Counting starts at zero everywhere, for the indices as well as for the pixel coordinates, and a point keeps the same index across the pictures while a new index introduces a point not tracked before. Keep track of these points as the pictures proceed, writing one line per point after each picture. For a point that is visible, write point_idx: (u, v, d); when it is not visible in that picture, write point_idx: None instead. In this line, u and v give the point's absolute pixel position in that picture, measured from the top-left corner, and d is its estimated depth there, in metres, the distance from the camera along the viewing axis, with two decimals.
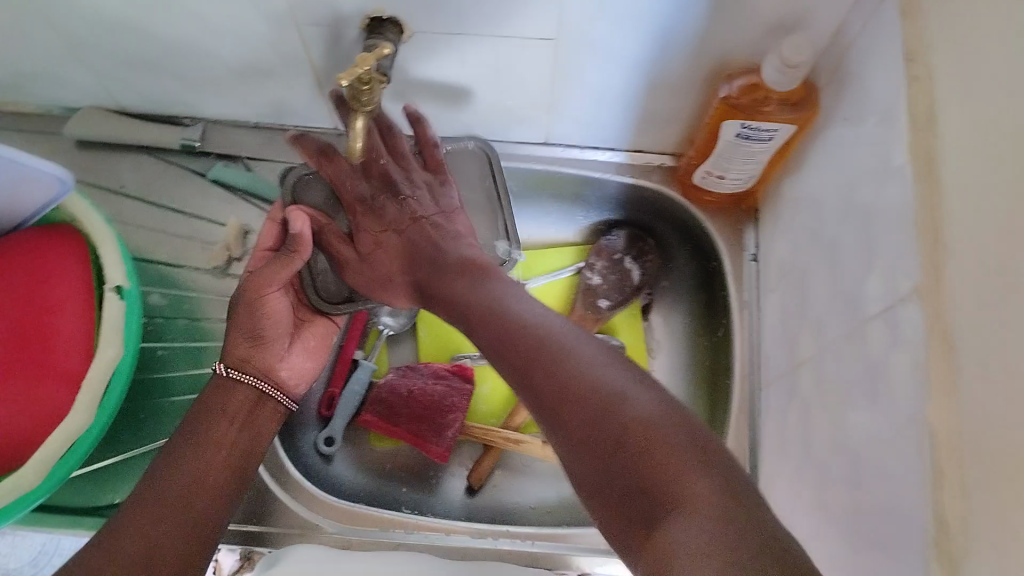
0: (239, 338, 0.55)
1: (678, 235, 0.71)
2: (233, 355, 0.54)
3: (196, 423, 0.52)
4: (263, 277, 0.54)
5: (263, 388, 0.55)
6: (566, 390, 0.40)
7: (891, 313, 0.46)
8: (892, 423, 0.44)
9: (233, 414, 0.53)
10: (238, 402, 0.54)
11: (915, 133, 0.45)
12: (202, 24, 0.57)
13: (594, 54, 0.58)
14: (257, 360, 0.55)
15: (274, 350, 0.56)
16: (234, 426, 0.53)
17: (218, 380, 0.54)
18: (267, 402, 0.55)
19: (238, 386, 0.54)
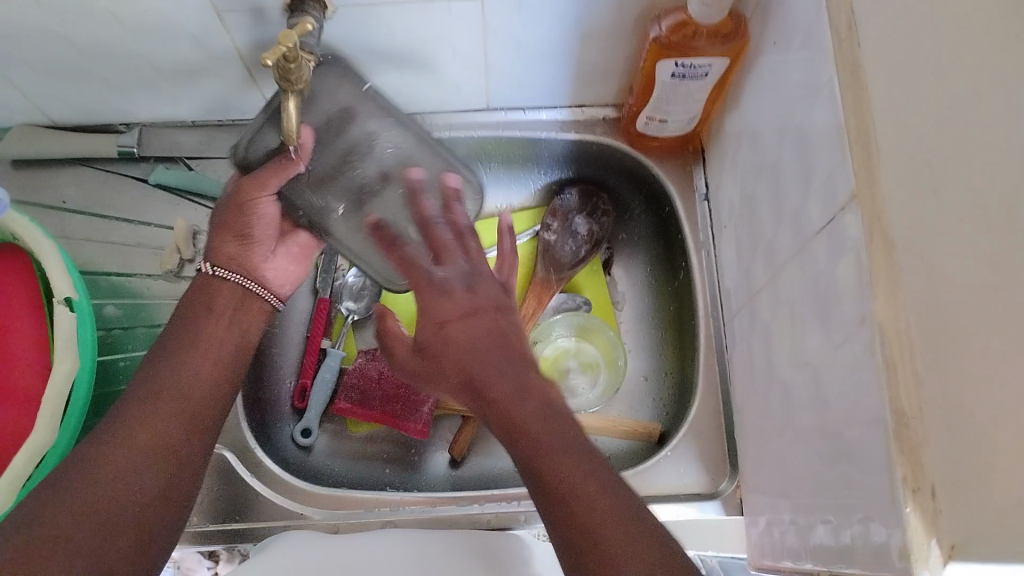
0: (228, 236, 0.58)
1: (629, 188, 0.74)
2: (221, 255, 0.58)
3: (184, 327, 0.53)
4: (252, 184, 0.57)
5: (250, 286, 0.58)
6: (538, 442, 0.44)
7: (833, 227, 0.43)
8: (841, 331, 0.42)
9: (217, 314, 0.55)
10: (219, 305, 0.56)
11: (839, 45, 0.43)
12: (120, 25, 0.56)
13: (520, 10, 0.57)
14: (245, 258, 0.59)
15: (260, 250, 0.60)
16: (217, 328, 0.54)
17: (202, 278, 0.57)
18: (253, 300, 0.58)
19: (224, 283, 0.57)
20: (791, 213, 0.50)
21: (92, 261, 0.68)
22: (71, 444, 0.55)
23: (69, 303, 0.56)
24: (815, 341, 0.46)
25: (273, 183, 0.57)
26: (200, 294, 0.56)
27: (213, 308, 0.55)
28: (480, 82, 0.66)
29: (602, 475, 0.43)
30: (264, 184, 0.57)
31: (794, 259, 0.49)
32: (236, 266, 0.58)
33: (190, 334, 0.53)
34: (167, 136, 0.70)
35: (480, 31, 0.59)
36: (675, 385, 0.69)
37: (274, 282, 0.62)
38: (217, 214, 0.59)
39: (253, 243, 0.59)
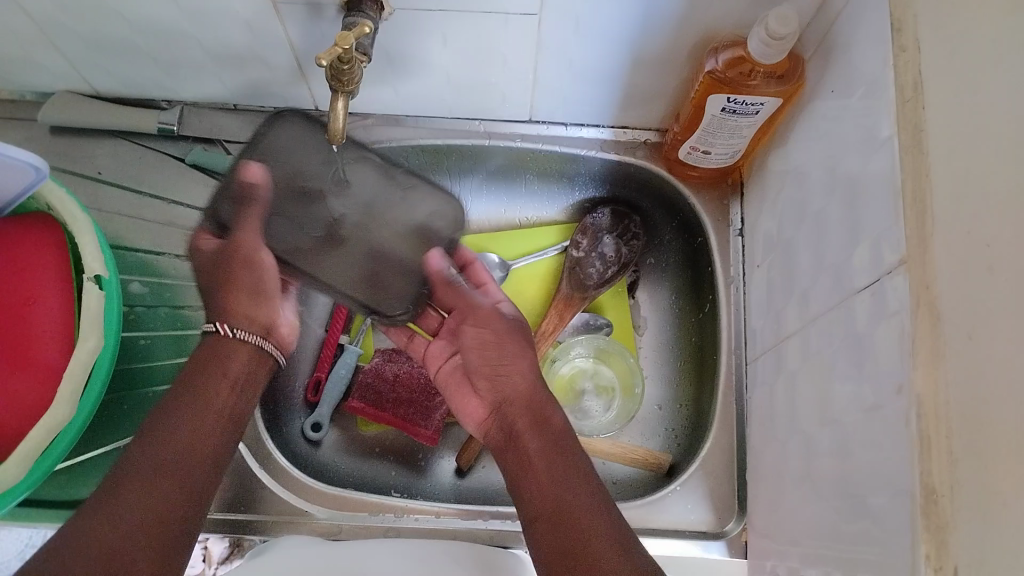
0: (240, 294, 0.56)
1: (663, 213, 0.73)
2: (237, 315, 0.56)
3: (189, 383, 0.51)
4: (249, 237, 0.55)
5: (266, 346, 0.57)
6: (559, 468, 0.50)
7: (878, 287, 0.42)
8: (876, 394, 0.41)
9: (230, 376, 0.53)
10: (231, 370, 0.54)
11: (902, 104, 0.42)
12: (175, 6, 0.56)
13: (576, 29, 0.56)
14: (259, 315, 0.58)
15: (272, 308, 0.59)
16: (225, 391, 0.53)
17: (218, 339, 0.55)
18: (270, 359, 0.57)
19: (242, 344, 0.55)
20: (832, 265, 0.49)
21: (123, 235, 0.68)
22: (88, 420, 0.56)
23: (97, 279, 0.57)
24: (845, 398, 0.45)
25: (254, 227, 0.56)
26: (213, 358, 0.54)
27: (226, 371, 0.54)
28: (526, 95, 0.66)
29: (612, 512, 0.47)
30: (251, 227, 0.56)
31: (830, 311, 0.49)
32: (249, 324, 0.57)
33: (195, 389, 0.51)
34: (208, 118, 0.70)
35: (533, 45, 0.59)
36: (690, 418, 0.69)
37: (283, 337, 0.61)
38: (207, 280, 0.57)
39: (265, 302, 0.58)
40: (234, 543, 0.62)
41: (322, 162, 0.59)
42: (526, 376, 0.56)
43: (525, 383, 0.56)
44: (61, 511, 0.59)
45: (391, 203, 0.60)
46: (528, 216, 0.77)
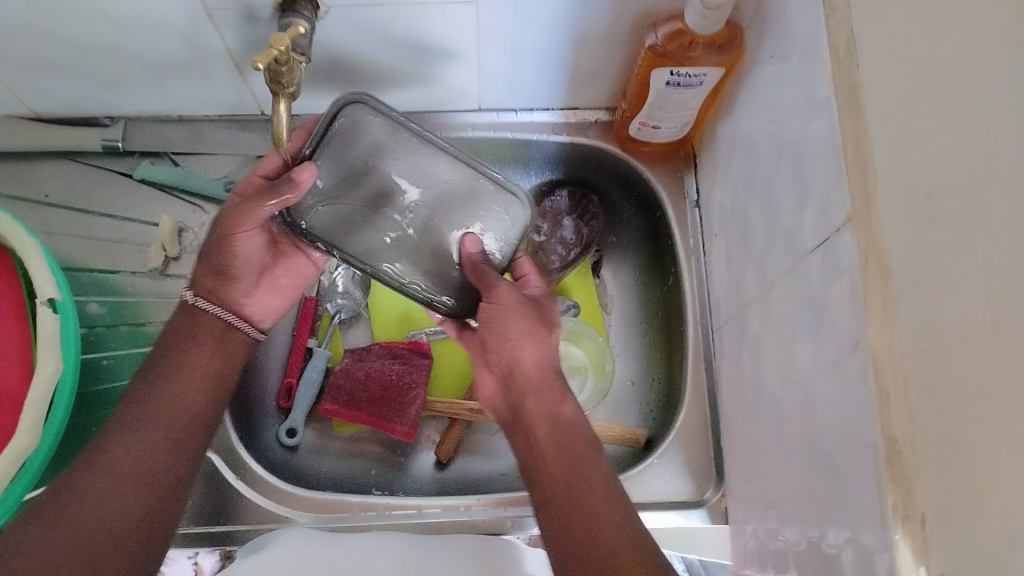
0: (206, 269, 0.56)
1: (620, 191, 0.74)
2: (202, 287, 0.56)
3: (170, 354, 0.53)
4: (232, 216, 0.53)
5: (230, 318, 0.56)
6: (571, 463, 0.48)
7: (829, 247, 0.43)
8: (835, 350, 0.42)
9: (205, 341, 0.55)
10: (203, 332, 0.55)
11: (838, 64, 0.43)
12: (105, 20, 0.55)
13: (516, 13, 0.56)
14: (226, 291, 0.57)
15: (243, 287, 0.57)
16: (207, 354, 0.54)
17: (185, 308, 0.56)
18: (236, 336, 0.57)
19: (206, 316, 0.55)
20: (784, 228, 0.50)
21: (76, 258, 0.67)
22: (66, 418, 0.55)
23: (52, 304, 0.56)
24: (807, 357, 0.46)
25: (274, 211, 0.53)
26: (183, 325, 0.55)
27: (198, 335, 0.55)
28: (473, 84, 0.66)
29: (611, 501, 0.47)
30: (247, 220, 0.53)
31: (786, 273, 0.49)
32: (218, 300, 0.57)
33: (177, 359, 0.53)
34: (153, 131, 0.68)
35: (473, 33, 0.58)
36: (663, 392, 0.69)
37: (253, 314, 0.59)
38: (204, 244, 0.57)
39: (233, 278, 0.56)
40: (223, 556, 0.61)
41: (388, 153, 0.56)
42: (539, 356, 0.53)
43: (536, 363, 0.53)
44: None
45: (440, 198, 0.58)
46: None
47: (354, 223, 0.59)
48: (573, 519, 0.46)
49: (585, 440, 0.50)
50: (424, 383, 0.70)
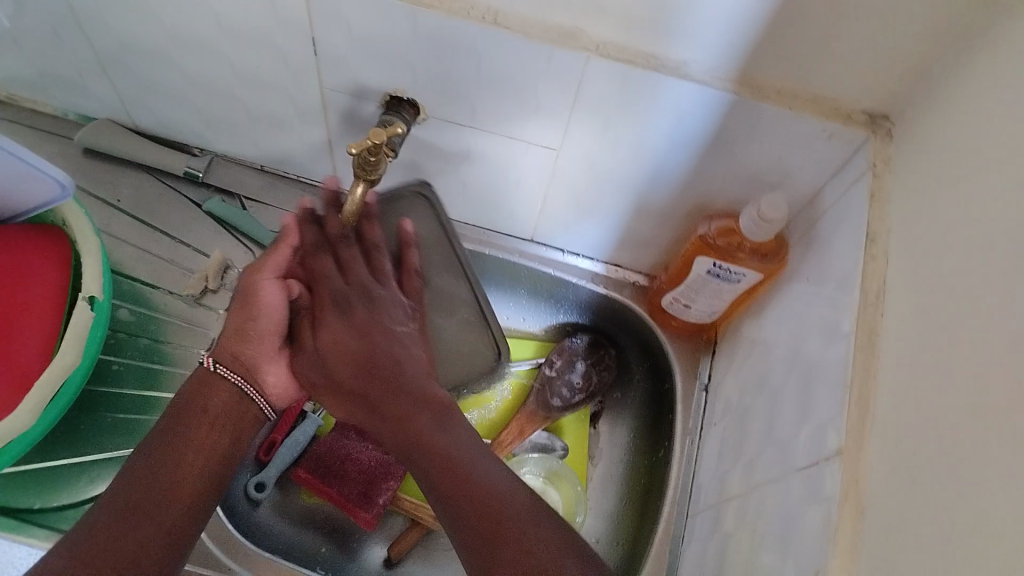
0: (232, 334, 0.55)
1: (638, 354, 0.76)
2: (224, 352, 0.55)
3: (176, 417, 0.52)
4: (263, 269, 0.55)
5: (247, 390, 0.55)
6: (437, 466, 0.47)
7: (816, 473, 0.45)
8: (795, 572, 0.43)
9: (211, 417, 0.53)
10: (214, 405, 0.54)
11: (864, 306, 0.46)
12: (229, 68, 0.60)
13: (589, 170, 0.61)
14: (244, 355, 0.55)
15: (263, 349, 0.56)
16: (208, 430, 0.53)
17: (202, 374, 0.55)
18: (248, 406, 0.55)
19: (223, 382, 0.54)
20: (778, 438, 0.52)
21: (123, 264, 0.71)
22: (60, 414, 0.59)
23: (91, 300, 0.59)
24: (769, 571, 0.47)
25: (279, 263, 0.56)
26: (196, 392, 0.54)
27: (208, 411, 0.53)
28: (532, 218, 0.70)
29: (532, 519, 0.44)
30: (272, 268, 0.56)
31: (769, 482, 0.51)
32: (240, 366, 0.55)
33: (179, 422, 0.52)
34: (232, 173, 0.74)
35: (546, 175, 0.63)
36: (624, 559, 0.69)
37: (270, 387, 0.57)
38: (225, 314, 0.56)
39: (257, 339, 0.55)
40: None
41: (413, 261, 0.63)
42: (399, 349, 0.54)
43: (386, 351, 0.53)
44: None
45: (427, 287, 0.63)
46: (510, 327, 0.79)
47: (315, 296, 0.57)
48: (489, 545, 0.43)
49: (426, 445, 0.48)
50: (400, 477, 0.71)
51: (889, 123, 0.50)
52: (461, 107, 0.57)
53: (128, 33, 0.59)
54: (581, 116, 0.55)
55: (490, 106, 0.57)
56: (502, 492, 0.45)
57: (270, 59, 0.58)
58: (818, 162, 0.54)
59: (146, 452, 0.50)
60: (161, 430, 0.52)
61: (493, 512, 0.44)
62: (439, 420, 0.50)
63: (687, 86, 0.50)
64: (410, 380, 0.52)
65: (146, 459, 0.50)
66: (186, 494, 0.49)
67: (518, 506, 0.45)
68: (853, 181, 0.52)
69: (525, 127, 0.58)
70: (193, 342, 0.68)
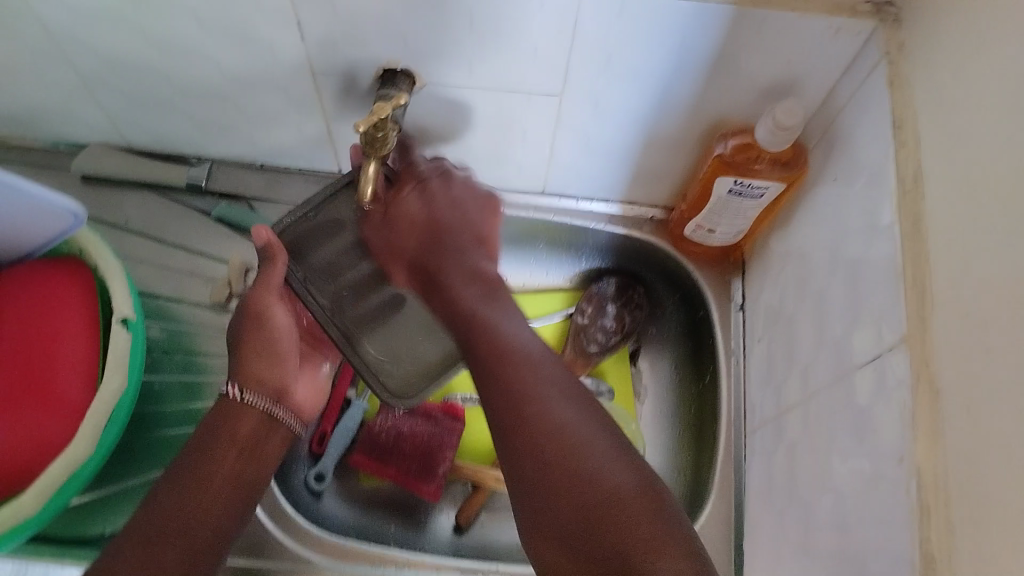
0: (252, 359, 0.56)
1: (667, 286, 0.76)
2: (249, 379, 0.56)
3: (202, 445, 0.52)
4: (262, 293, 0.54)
5: (275, 413, 0.56)
6: (519, 404, 0.42)
7: (881, 366, 0.45)
8: (876, 467, 0.44)
9: (238, 443, 0.53)
10: (241, 432, 0.54)
11: (902, 196, 0.46)
12: (217, 69, 0.59)
13: (595, 109, 0.60)
14: (270, 379, 0.57)
15: (286, 369, 0.59)
16: (232, 459, 0.52)
17: (229, 404, 0.55)
18: (279, 428, 0.57)
19: (250, 409, 0.55)
20: (832, 342, 0.52)
21: (146, 283, 0.71)
22: (116, 438, 0.58)
23: (126, 322, 0.59)
24: (848, 470, 0.47)
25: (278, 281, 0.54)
26: (224, 419, 0.54)
27: (238, 437, 0.54)
28: (542, 169, 0.70)
29: (613, 464, 0.40)
30: (273, 285, 0.54)
31: (830, 386, 0.52)
32: (263, 389, 0.57)
33: (205, 450, 0.52)
34: (234, 175, 0.73)
35: (552, 123, 0.62)
36: (687, 488, 0.70)
37: (297, 407, 0.61)
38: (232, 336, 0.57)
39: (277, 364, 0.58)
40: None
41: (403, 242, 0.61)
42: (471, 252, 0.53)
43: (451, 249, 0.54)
44: (58, 547, 0.59)
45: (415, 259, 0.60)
46: (535, 283, 0.79)
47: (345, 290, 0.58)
48: (523, 440, 0.41)
49: (517, 353, 0.44)
50: (454, 446, 0.72)
51: (895, 9, 0.49)
52: (458, 67, 0.56)
53: (110, 50, 0.58)
54: (582, 56, 0.54)
55: (487, 61, 0.56)
56: (554, 395, 0.42)
57: (258, 52, 0.57)
58: (827, 60, 0.53)
59: (173, 481, 0.50)
60: (183, 460, 0.51)
61: (570, 458, 0.40)
62: (488, 294, 0.49)
63: (686, 6, 0.49)
64: (470, 260, 0.52)
65: (170, 488, 0.49)
66: (205, 524, 0.49)
67: (557, 404, 0.42)
68: (868, 73, 0.51)
69: (525, 77, 0.57)
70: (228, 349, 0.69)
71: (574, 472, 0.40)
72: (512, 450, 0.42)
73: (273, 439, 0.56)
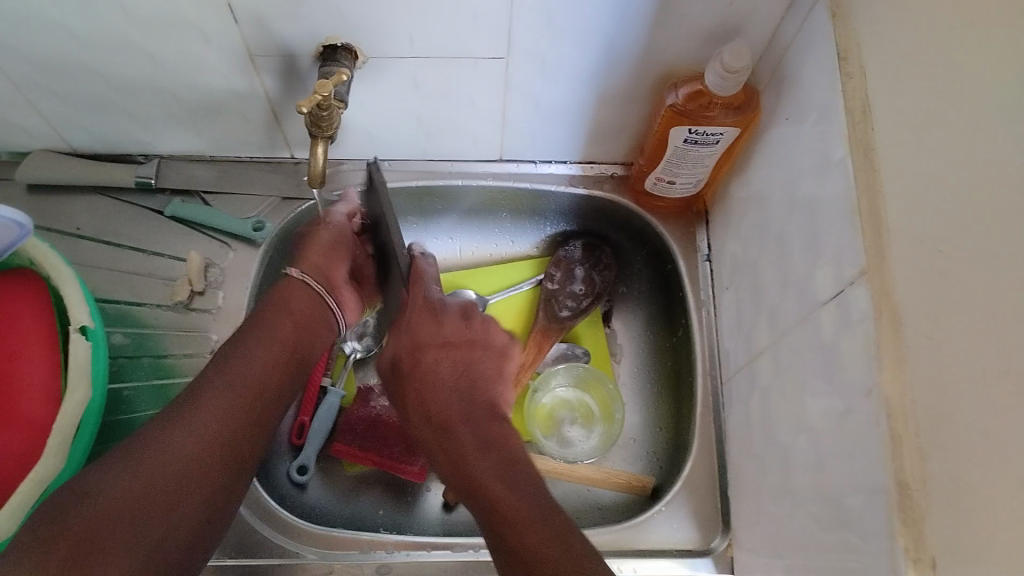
0: (314, 250, 0.63)
1: (634, 244, 0.76)
2: (308, 263, 0.62)
3: (273, 302, 0.59)
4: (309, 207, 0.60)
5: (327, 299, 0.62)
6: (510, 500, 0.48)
7: (843, 299, 0.45)
8: (847, 400, 0.44)
9: (294, 313, 0.59)
10: (299, 309, 0.60)
11: (853, 127, 0.45)
12: (152, 61, 0.57)
13: (542, 70, 0.59)
14: (328, 269, 0.62)
15: (339, 270, 0.63)
16: (290, 328, 0.58)
17: (289, 281, 0.61)
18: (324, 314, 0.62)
19: (305, 288, 0.61)
20: (796, 281, 0.52)
21: (102, 289, 0.69)
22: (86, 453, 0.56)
23: (82, 330, 0.57)
24: (820, 407, 0.48)
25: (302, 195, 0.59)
26: (285, 294, 0.60)
27: (292, 312, 0.59)
28: (496, 136, 0.69)
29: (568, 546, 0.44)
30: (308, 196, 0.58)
31: (797, 327, 0.52)
32: (321, 276, 0.62)
33: (278, 305, 0.59)
34: (184, 169, 0.71)
35: (500, 87, 0.61)
36: (669, 443, 0.70)
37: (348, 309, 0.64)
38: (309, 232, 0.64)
39: (343, 263, 0.64)
40: None
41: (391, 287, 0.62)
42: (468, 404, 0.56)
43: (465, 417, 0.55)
44: None
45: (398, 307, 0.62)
46: (501, 254, 0.79)
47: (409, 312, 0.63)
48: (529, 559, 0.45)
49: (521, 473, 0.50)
50: None
51: None
52: (399, 38, 0.55)
53: (36, 51, 0.56)
54: (523, 16, 0.53)
55: (428, 29, 0.54)
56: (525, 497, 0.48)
57: (193, 41, 0.55)
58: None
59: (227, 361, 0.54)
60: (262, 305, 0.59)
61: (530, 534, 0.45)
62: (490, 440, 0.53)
63: None
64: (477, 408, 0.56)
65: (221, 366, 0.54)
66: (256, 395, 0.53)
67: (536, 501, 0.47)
68: (812, 8, 0.50)
69: (469, 43, 0.56)
70: (197, 348, 0.67)
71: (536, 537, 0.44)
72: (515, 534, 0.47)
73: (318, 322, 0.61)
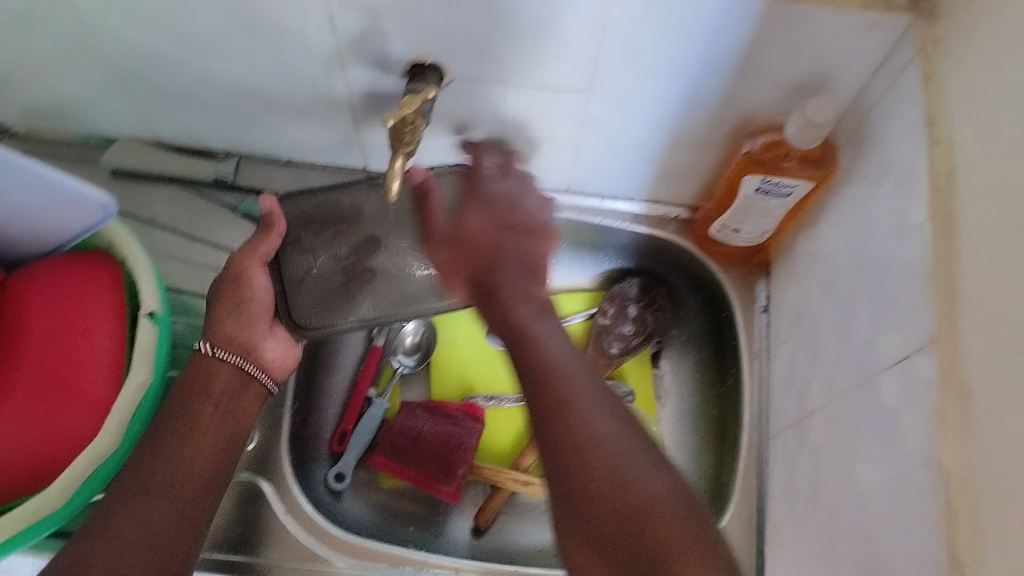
0: (227, 313, 0.57)
1: (690, 288, 0.75)
2: (221, 333, 0.57)
3: (193, 382, 0.55)
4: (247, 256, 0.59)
5: (248, 370, 0.57)
6: (600, 463, 0.41)
7: (908, 364, 0.44)
8: (902, 468, 0.43)
9: (214, 400, 0.55)
10: (216, 390, 0.55)
11: (936, 192, 0.45)
12: (246, 64, 0.59)
13: (620, 106, 0.60)
14: (243, 337, 0.58)
15: (260, 329, 0.59)
16: (212, 411, 0.54)
17: (201, 359, 0.56)
18: (251, 384, 0.58)
19: (223, 365, 0.56)
20: (859, 341, 0.52)
21: (168, 278, 0.71)
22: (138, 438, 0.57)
23: (151, 316, 0.59)
24: (874, 472, 0.47)
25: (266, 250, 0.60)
26: (199, 376, 0.55)
27: (210, 393, 0.55)
28: (566, 167, 0.69)
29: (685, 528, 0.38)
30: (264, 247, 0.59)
31: (855, 388, 0.51)
32: (238, 345, 0.57)
33: (200, 385, 0.55)
34: (261, 169, 0.73)
35: (577, 120, 0.62)
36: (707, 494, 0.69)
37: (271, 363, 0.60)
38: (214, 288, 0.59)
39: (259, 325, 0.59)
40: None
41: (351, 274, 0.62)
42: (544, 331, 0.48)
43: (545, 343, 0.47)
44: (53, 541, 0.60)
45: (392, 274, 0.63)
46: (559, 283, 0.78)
47: (387, 278, 0.63)
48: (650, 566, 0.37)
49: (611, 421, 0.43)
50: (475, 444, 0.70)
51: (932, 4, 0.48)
52: (486, 63, 0.56)
53: (139, 45, 0.58)
54: (609, 51, 0.54)
55: (517, 57, 0.55)
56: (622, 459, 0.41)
57: (288, 48, 0.57)
58: (860, 57, 0.52)
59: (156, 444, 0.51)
60: (178, 388, 0.55)
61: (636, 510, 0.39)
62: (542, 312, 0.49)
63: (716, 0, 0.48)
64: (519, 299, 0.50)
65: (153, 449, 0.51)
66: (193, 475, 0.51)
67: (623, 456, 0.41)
68: (902, 70, 0.50)
69: (554, 75, 0.57)
70: None
71: (643, 519, 0.39)
72: (585, 509, 0.40)
73: (245, 400, 0.57)
